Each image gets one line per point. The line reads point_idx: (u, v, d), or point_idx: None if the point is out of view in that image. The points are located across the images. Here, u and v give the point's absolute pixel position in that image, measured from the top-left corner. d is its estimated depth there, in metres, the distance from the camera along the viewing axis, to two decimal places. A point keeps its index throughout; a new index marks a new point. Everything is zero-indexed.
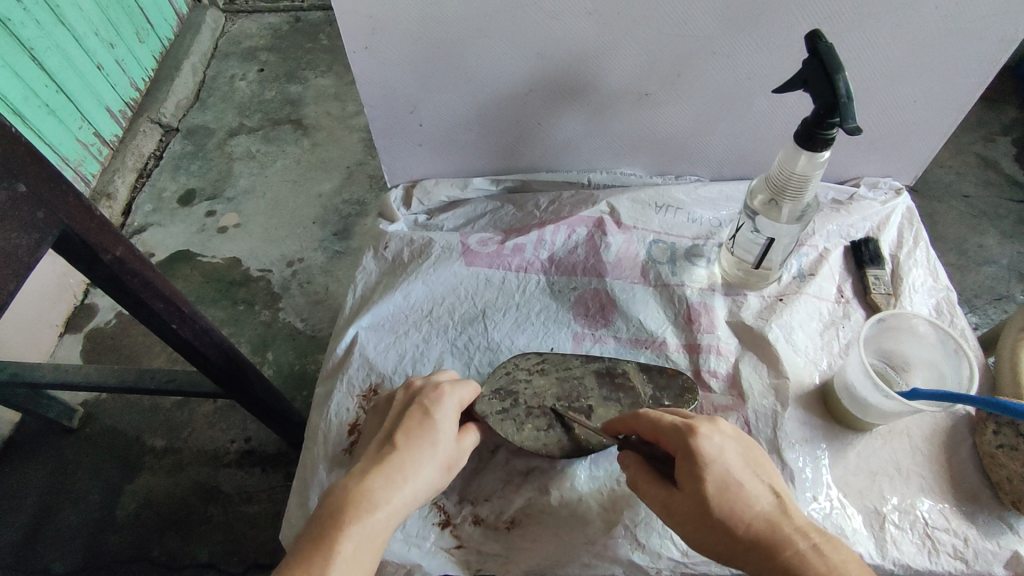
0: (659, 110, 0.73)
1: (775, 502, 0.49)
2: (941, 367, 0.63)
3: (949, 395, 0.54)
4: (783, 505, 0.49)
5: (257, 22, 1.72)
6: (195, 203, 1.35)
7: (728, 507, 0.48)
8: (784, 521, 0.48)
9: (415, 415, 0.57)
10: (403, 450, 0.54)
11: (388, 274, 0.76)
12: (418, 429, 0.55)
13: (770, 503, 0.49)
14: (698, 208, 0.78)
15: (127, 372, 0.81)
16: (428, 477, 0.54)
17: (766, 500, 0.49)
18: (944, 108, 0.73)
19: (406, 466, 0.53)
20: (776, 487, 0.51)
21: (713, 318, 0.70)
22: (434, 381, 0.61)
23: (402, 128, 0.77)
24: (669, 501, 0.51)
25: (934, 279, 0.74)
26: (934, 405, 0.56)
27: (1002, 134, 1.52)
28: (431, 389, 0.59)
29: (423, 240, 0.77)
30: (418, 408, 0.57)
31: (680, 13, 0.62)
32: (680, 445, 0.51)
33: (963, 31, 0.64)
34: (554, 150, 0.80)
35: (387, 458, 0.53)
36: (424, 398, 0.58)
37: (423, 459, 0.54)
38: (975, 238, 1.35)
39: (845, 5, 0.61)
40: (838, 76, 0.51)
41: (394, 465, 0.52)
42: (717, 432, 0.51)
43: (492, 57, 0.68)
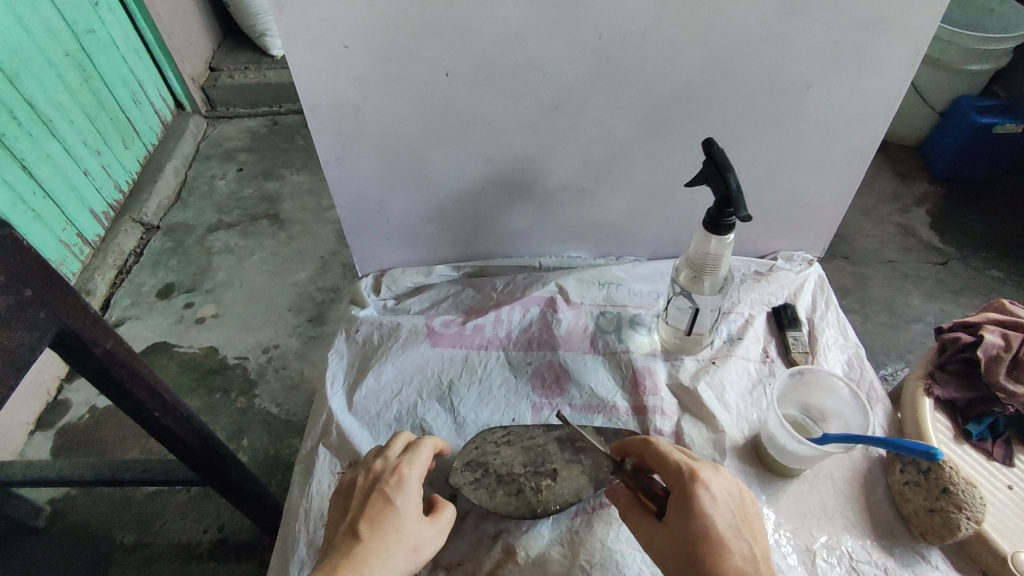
0: (593, 203, 0.85)
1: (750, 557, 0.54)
2: (850, 418, 0.72)
3: (852, 436, 0.61)
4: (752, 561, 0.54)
5: (237, 126, 1.86)
6: (173, 296, 1.42)
7: (707, 551, 0.53)
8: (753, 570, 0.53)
9: (376, 502, 0.60)
10: (368, 539, 0.57)
11: (358, 355, 0.82)
12: (380, 517, 0.59)
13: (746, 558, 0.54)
14: (637, 282, 0.88)
15: (105, 461, 0.83)
16: (398, 565, 0.57)
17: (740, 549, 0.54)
18: (832, 194, 0.86)
19: (372, 555, 0.56)
20: (757, 551, 0.55)
21: (656, 381, 0.78)
22: (391, 464, 0.64)
23: (370, 225, 0.87)
24: (653, 531, 0.57)
25: (845, 337, 0.83)
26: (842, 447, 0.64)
27: (915, 206, 1.71)
28: (390, 472, 0.63)
29: (392, 321, 0.84)
30: (378, 495, 0.61)
31: (600, 126, 0.75)
32: (678, 483, 0.57)
33: (833, 134, 0.78)
34: (505, 240, 0.90)
35: (354, 549, 0.56)
36: (384, 483, 0.62)
37: (391, 547, 0.57)
38: (902, 299, 1.49)
39: (735, 118, 0.75)
40: (729, 173, 0.63)
41: (363, 555, 0.55)
42: (717, 482, 0.57)
43: (445, 164, 0.79)
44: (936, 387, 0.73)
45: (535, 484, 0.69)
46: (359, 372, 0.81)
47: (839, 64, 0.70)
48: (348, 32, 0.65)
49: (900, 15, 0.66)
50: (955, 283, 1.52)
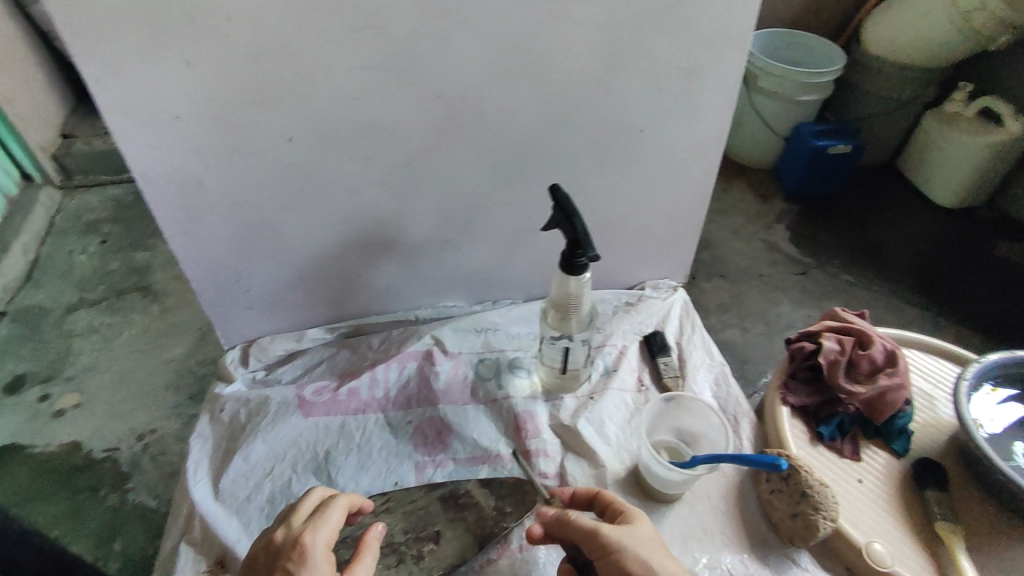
0: (461, 251, 0.86)
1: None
2: (713, 437, 0.74)
3: (714, 457, 0.63)
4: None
5: (99, 195, 1.73)
6: (25, 389, 1.26)
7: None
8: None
9: None
10: None
11: (224, 436, 0.76)
12: None
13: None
14: (513, 325, 0.89)
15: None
16: None
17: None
18: (684, 223, 0.92)
19: None
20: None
21: (537, 423, 0.78)
22: (294, 532, 0.54)
23: (230, 296, 0.82)
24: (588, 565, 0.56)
25: (710, 357, 0.88)
26: (705, 467, 0.66)
27: (777, 223, 1.87)
28: (291, 543, 0.53)
29: (259, 394, 0.79)
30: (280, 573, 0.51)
31: (456, 178, 0.77)
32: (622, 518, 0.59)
33: (673, 170, 0.84)
34: (378, 296, 0.88)
35: None
36: (286, 557, 0.52)
37: None
38: (776, 309, 1.61)
39: (582, 161, 0.79)
40: (576, 217, 0.66)
41: None
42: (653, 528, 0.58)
43: (304, 227, 0.77)
44: (790, 395, 0.79)
45: (417, 552, 0.67)
46: (226, 455, 0.75)
47: (666, 109, 0.77)
48: (177, 103, 0.63)
49: (709, 63, 0.73)
50: (818, 289, 1.66)
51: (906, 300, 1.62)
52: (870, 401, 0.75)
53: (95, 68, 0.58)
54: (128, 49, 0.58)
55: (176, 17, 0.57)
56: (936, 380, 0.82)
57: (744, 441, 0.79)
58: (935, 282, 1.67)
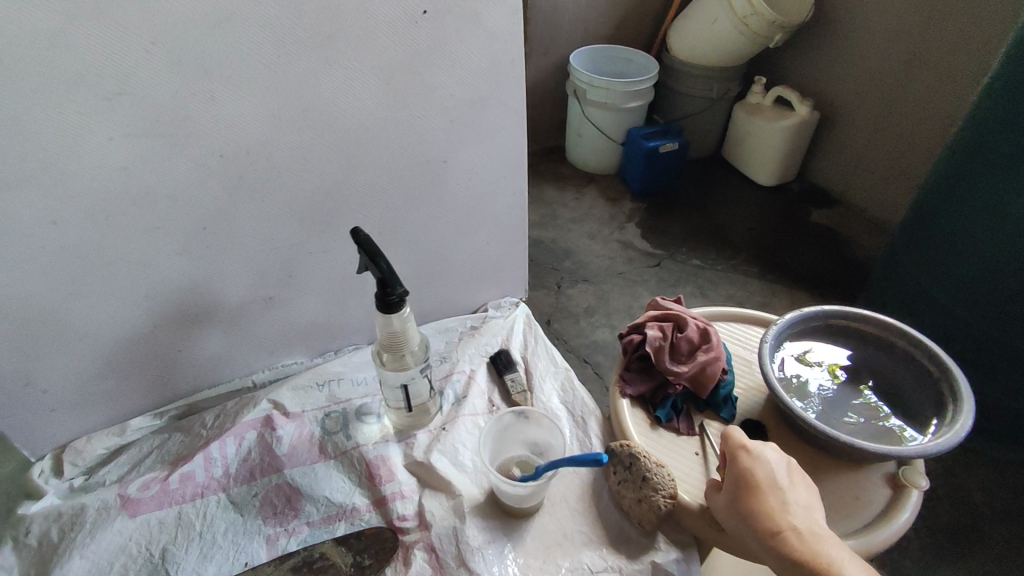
0: (288, 306, 0.83)
1: (769, 475, 0.58)
2: (558, 443, 0.75)
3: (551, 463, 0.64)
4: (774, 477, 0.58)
5: None
6: None
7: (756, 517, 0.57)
8: (763, 492, 0.57)
9: None
10: None
11: (34, 562, 0.67)
12: None
13: (765, 477, 0.58)
14: (358, 371, 0.88)
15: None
16: None
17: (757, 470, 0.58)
18: (510, 241, 0.96)
19: None
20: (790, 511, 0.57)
21: (391, 466, 0.77)
22: None
23: (24, 401, 0.73)
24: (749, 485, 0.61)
25: (555, 364, 0.92)
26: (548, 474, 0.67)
27: (627, 222, 2.00)
28: None
29: (74, 503, 0.71)
30: None
31: (264, 234, 0.75)
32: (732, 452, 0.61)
33: (486, 193, 0.87)
34: (207, 369, 0.83)
35: None
36: None
37: None
38: (637, 302, 1.70)
39: (392, 199, 0.80)
40: (379, 257, 0.67)
41: None
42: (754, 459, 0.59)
43: (97, 311, 0.71)
44: (627, 387, 0.83)
45: None
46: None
47: (463, 137, 0.80)
48: None
49: (490, 92, 0.78)
50: (670, 277, 1.78)
51: (745, 273, 1.78)
52: (694, 377, 0.81)
53: None
54: None
55: None
56: (750, 346, 0.90)
57: (594, 439, 0.83)
58: (767, 253, 1.85)
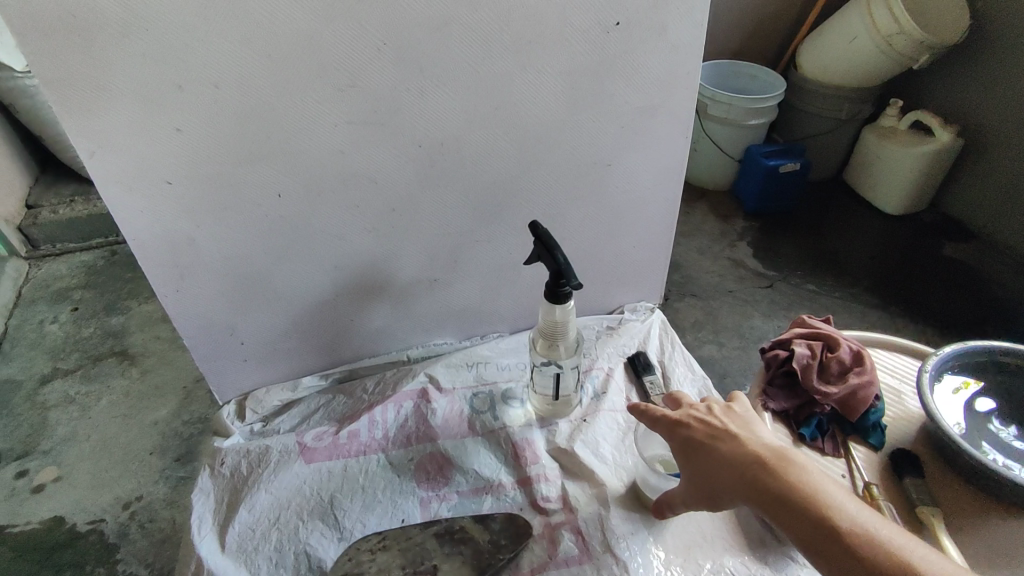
0: (449, 289, 0.89)
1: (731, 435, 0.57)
2: None
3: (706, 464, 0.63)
4: (729, 425, 0.59)
5: (67, 262, 1.85)
6: (2, 467, 1.31)
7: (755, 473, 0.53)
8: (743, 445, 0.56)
9: None
10: None
11: (227, 490, 0.78)
12: None
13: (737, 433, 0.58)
14: (503, 357, 0.93)
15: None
16: None
17: (712, 425, 0.59)
18: (654, 248, 0.98)
19: None
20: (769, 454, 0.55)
21: (536, 450, 0.81)
22: None
23: (224, 350, 0.84)
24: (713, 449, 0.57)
25: (692, 371, 0.93)
26: None
27: (738, 241, 1.97)
28: None
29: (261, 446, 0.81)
30: None
31: (441, 220, 0.81)
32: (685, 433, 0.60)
33: (642, 198, 0.90)
34: (372, 339, 0.91)
35: None
36: None
37: None
38: (748, 322, 1.66)
39: (556, 199, 0.85)
40: (556, 249, 0.70)
41: None
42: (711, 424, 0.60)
43: (295, 277, 0.80)
44: (770, 401, 0.83)
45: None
46: (231, 508, 0.76)
47: (629, 144, 0.83)
48: (166, 169, 0.66)
49: (665, 101, 0.80)
50: (784, 301, 1.73)
51: (866, 303, 1.70)
52: (844, 399, 0.79)
53: (87, 141, 0.62)
54: (120, 121, 0.62)
55: (165, 90, 0.61)
56: (902, 376, 0.87)
57: None
58: (890, 284, 1.76)
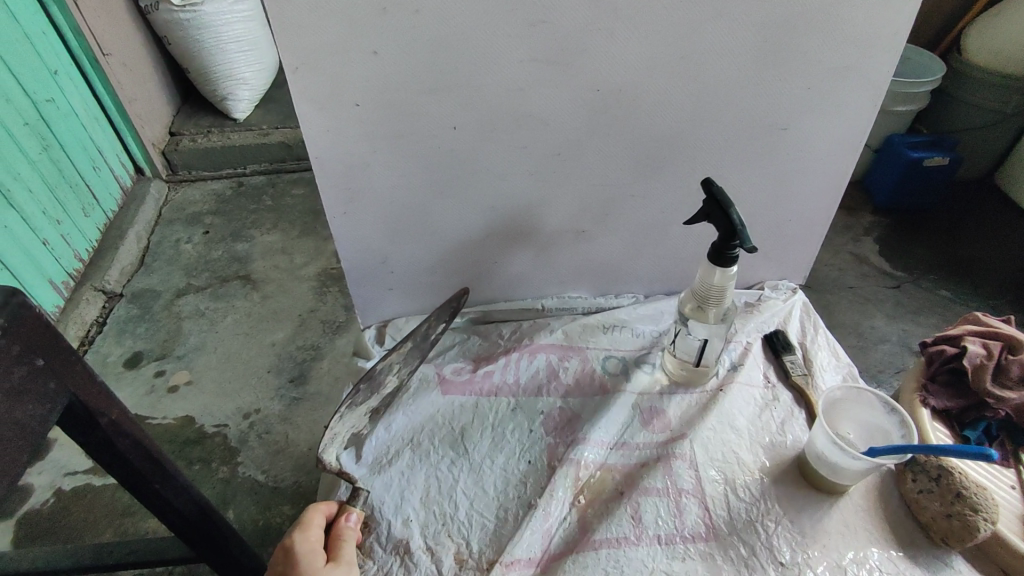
0: (594, 243, 0.89)
1: None
2: (884, 427, 0.72)
3: (903, 447, 0.64)
4: None
5: (202, 189, 1.99)
6: (142, 365, 1.44)
7: None
8: None
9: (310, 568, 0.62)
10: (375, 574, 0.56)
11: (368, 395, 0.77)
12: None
13: None
14: (639, 322, 0.91)
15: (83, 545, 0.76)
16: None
17: None
18: (810, 225, 0.93)
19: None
20: None
21: (665, 418, 0.79)
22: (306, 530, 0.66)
23: (374, 277, 0.87)
24: None
25: (837, 359, 0.89)
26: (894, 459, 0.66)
27: (865, 235, 1.83)
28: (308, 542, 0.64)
29: (401, 356, 0.79)
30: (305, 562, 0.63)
31: (602, 170, 0.80)
32: None
33: (811, 168, 0.84)
34: (510, 284, 0.92)
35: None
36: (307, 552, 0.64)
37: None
38: (867, 321, 1.55)
39: (721, 160, 0.81)
40: (731, 207, 0.67)
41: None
42: None
43: (452, 214, 0.81)
44: (930, 398, 0.77)
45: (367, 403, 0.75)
46: (372, 415, 0.78)
47: (810, 109, 0.78)
48: (357, 91, 0.68)
49: (860, 63, 0.74)
50: (912, 304, 1.60)
51: None
52: (1021, 406, 0.74)
53: (293, 58, 0.64)
54: (325, 40, 0.64)
55: (371, 11, 0.62)
56: None
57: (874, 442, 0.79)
58: None
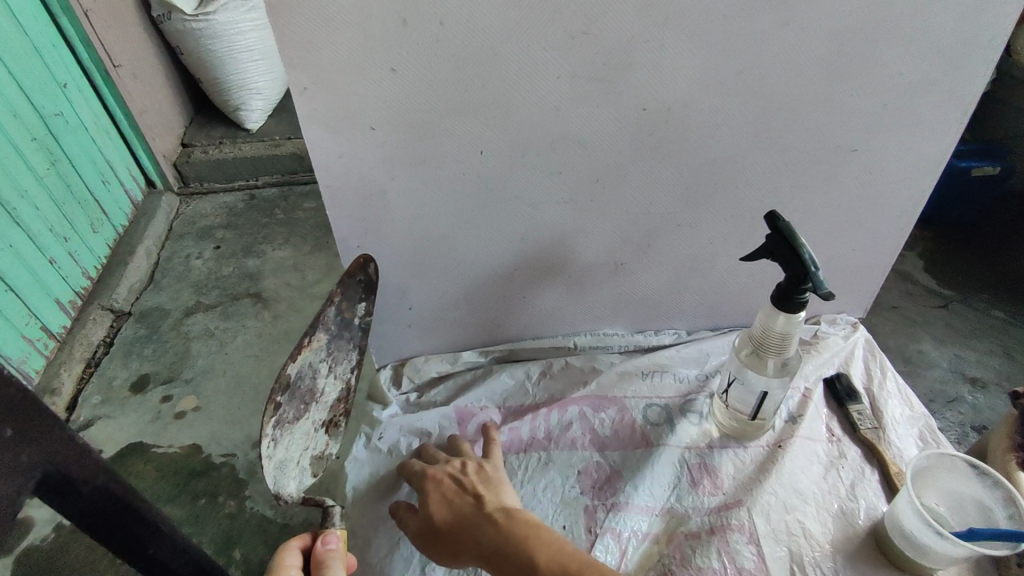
0: (633, 276, 0.80)
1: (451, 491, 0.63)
2: (981, 500, 0.63)
3: (1014, 535, 0.55)
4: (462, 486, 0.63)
5: (213, 202, 1.93)
6: (149, 389, 1.38)
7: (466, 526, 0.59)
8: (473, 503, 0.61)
9: None
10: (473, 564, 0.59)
11: (299, 407, 0.69)
12: None
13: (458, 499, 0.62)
14: (682, 366, 0.82)
15: None
16: None
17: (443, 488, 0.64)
18: (876, 255, 0.83)
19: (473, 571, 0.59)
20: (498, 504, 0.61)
21: (717, 477, 0.70)
22: None
23: (390, 314, 0.79)
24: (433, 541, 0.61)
25: (910, 408, 0.78)
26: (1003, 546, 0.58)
27: (909, 249, 1.71)
28: None
29: (315, 353, 0.69)
30: None
31: (647, 197, 0.71)
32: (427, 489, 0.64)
33: (881, 193, 0.75)
34: (539, 320, 0.83)
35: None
36: None
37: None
38: (916, 345, 1.44)
39: (782, 184, 0.72)
40: (800, 244, 0.58)
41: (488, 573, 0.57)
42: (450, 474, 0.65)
43: (477, 246, 0.73)
44: None
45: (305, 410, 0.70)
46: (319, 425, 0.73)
47: (888, 127, 0.68)
48: (374, 113, 0.60)
49: (950, 74, 0.64)
50: (963, 325, 1.49)
51: None
52: None
53: (302, 76, 0.56)
54: (339, 56, 0.56)
55: (389, 22, 0.54)
56: None
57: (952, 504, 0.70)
58: None
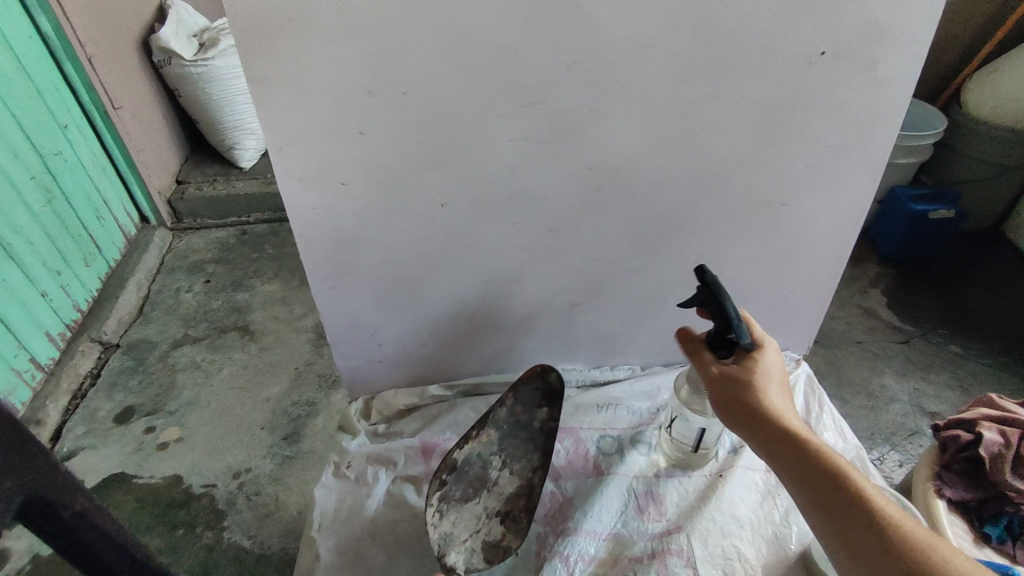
0: (588, 316, 0.86)
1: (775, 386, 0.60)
2: None
3: None
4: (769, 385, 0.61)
5: (205, 237, 1.99)
6: (134, 420, 1.41)
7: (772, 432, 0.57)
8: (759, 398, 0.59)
9: None
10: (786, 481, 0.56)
11: (466, 491, 0.78)
12: None
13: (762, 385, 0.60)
14: (635, 400, 0.89)
15: None
16: None
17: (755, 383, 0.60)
18: (813, 297, 0.90)
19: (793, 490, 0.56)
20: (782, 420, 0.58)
21: (662, 505, 0.75)
22: None
23: (362, 350, 0.85)
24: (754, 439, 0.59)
25: (843, 439, 0.85)
26: None
27: (872, 286, 1.79)
28: None
29: (483, 446, 0.80)
30: None
31: (596, 245, 0.78)
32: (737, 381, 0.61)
33: (811, 242, 0.82)
34: (502, 356, 0.89)
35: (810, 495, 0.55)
36: None
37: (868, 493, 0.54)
38: (877, 379, 1.50)
39: (718, 234, 0.79)
40: (727, 302, 0.61)
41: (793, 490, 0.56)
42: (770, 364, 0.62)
43: (442, 288, 0.79)
44: (946, 488, 0.74)
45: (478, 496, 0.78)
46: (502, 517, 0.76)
47: (811, 185, 0.76)
48: (345, 171, 0.67)
49: (861, 141, 0.72)
50: (922, 360, 1.55)
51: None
52: None
53: (278, 139, 0.63)
54: (314, 122, 0.63)
55: (358, 95, 0.61)
56: None
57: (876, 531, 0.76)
58: None
